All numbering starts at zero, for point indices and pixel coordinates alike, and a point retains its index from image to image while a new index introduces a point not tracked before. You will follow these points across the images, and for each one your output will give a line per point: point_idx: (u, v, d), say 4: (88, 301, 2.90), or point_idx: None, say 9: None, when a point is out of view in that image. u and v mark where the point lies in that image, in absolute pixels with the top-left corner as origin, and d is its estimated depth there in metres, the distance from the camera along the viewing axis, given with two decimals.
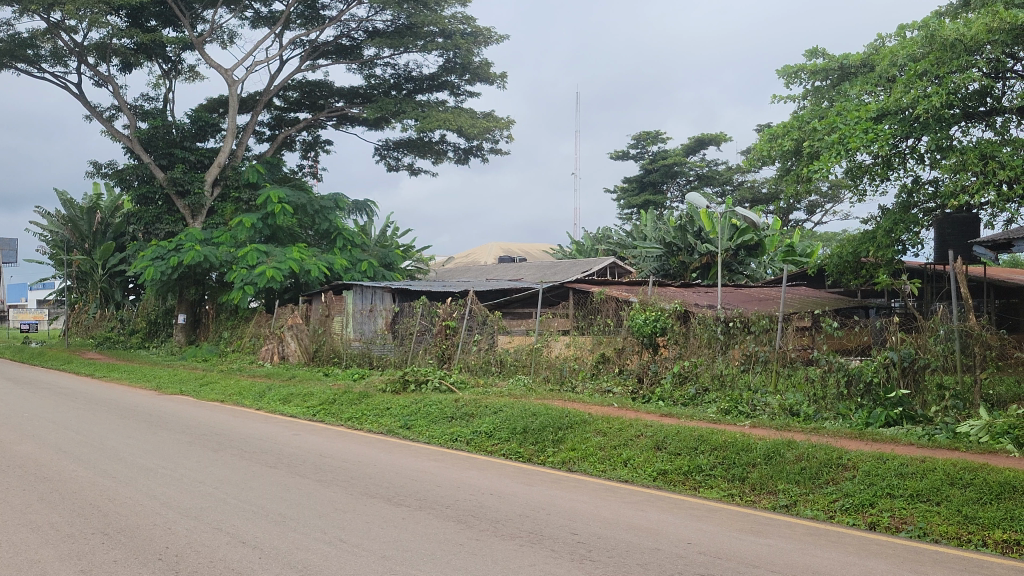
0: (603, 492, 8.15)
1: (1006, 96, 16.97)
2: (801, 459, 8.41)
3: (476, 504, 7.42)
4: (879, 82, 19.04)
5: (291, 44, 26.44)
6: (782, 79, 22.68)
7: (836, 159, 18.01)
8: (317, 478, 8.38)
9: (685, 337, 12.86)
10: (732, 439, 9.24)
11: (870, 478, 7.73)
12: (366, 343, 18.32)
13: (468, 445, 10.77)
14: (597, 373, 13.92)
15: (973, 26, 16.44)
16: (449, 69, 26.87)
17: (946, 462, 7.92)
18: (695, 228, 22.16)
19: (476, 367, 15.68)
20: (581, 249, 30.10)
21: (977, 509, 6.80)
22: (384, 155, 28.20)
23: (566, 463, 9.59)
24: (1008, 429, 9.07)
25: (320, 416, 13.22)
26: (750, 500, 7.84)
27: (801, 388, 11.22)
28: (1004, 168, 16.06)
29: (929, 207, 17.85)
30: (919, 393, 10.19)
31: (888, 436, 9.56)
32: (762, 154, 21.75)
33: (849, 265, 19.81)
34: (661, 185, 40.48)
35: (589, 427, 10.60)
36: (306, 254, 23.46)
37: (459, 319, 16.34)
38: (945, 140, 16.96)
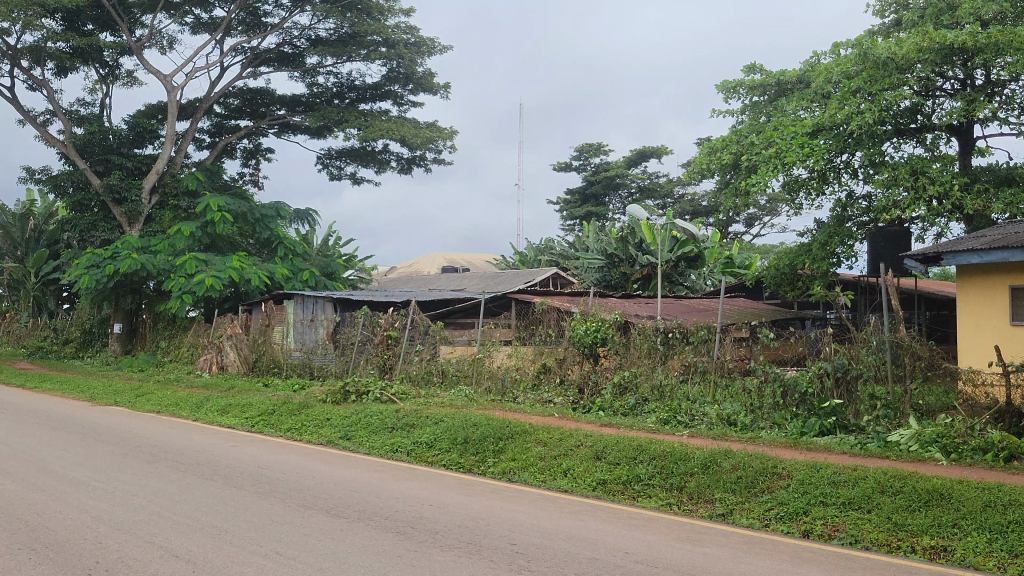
0: (543, 502, 8.17)
1: (936, 113, 17.49)
2: (736, 469, 8.53)
3: (415, 515, 7.38)
4: (815, 97, 19.37)
5: (231, 50, 26.13)
6: (721, 94, 23.06)
7: (773, 172, 18.32)
8: (254, 491, 8.25)
9: (625, 348, 13.02)
10: (670, 450, 9.35)
11: (803, 487, 7.86)
12: (307, 353, 18.17)
13: (408, 456, 10.72)
14: (538, 383, 13.97)
15: (905, 45, 16.88)
16: (392, 79, 26.78)
17: (877, 471, 8.11)
18: (636, 240, 22.35)
19: (418, 378, 15.60)
20: (524, 259, 30.14)
21: (906, 517, 6.96)
22: (326, 164, 28.00)
23: (507, 473, 9.59)
24: (936, 439, 9.32)
25: (259, 428, 13.05)
26: (687, 509, 7.92)
27: (737, 399, 11.40)
28: (933, 184, 16.56)
29: (863, 220, 18.40)
30: (852, 404, 10.38)
31: (821, 445, 9.75)
32: (701, 167, 22.05)
33: (786, 277, 20.12)
34: (603, 197, 40.77)
35: (529, 437, 10.62)
36: (246, 263, 23.17)
37: (401, 329, 16.31)
38: (877, 156, 17.44)
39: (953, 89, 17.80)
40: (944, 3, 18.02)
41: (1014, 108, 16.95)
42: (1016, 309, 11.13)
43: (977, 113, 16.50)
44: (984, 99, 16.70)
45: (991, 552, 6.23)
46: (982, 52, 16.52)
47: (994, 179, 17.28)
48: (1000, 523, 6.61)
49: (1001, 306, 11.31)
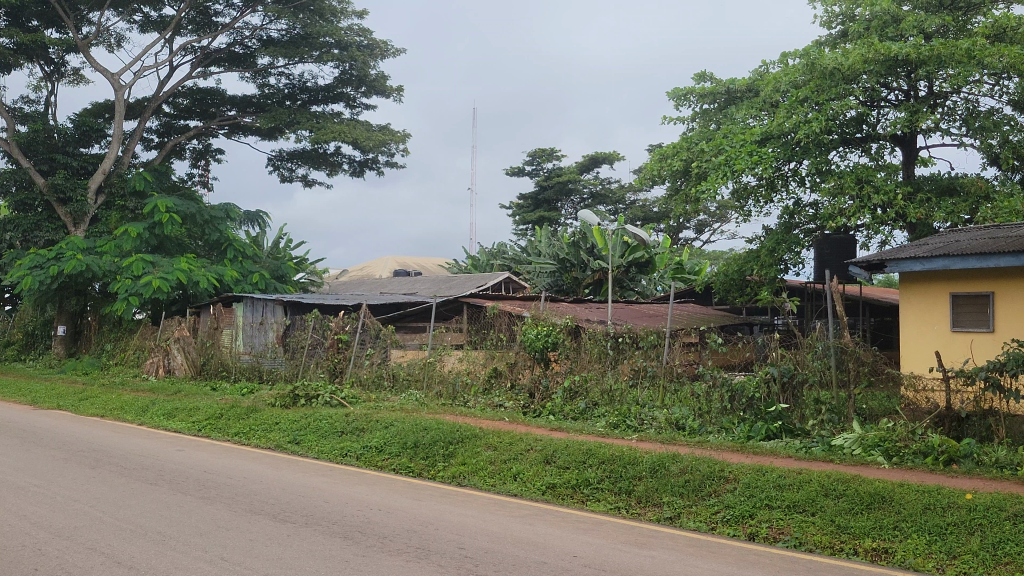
0: (491, 506, 8.18)
1: (881, 123, 17.83)
2: (684, 472, 8.61)
3: (363, 520, 7.34)
4: (763, 106, 19.62)
5: (181, 50, 25.78)
6: (672, 101, 23.29)
7: (723, 180, 18.52)
8: (200, 495, 8.15)
9: (576, 353, 13.08)
10: (620, 454, 9.40)
11: (749, 491, 7.95)
12: (257, 357, 17.98)
13: (357, 460, 10.68)
14: (489, 388, 13.97)
15: (851, 56, 17.18)
16: (344, 81, 26.60)
17: (821, 474, 8.23)
18: (588, 245, 22.40)
19: (368, 382, 15.55)
20: (476, 263, 30.13)
21: (849, 519, 7.08)
22: (277, 165, 27.74)
23: (456, 478, 9.58)
24: (878, 442, 9.47)
25: (205, 432, 12.89)
26: (636, 513, 7.99)
27: (686, 403, 11.49)
28: (878, 193, 16.89)
29: (809, 228, 18.73)
30: (797, 408, 10.54)
31: (768, 449, 9.87)
32: (652, 173, 22.24)
33: (735, 283, 20.34)
34: (555, 202, 40.92)
35: (480, 442, 10.61)
36: (195, 265, 22.88)
37: (351, 333, 16.19)
38: (824, 164, 17.75)
39: (897, 100, 18.16)
40: (889, 15, 18.33)
41: (956, 119, 17.35)
42: (956, 316, 11.39)
43: (920, 123, 16.85)
44: (926, 110, 17.07)
45: (930, 553, 6.38)
46: (925, 64, 16.90)
47: (936, 188, 17.67)
48: (939, 525, 6.76)
49: (943, 312, 11.58)
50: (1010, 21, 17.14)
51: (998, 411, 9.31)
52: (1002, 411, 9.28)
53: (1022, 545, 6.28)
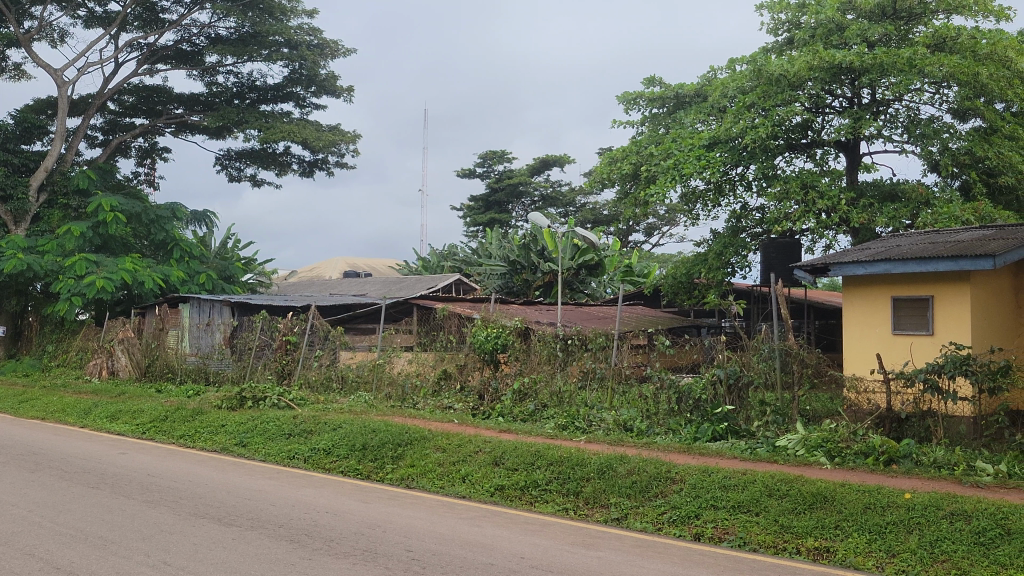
0: (440, 508, 8.17)
1: (825, 130, 18.15)
2: (632, 473, 8.66)
3: (310, 523, 7.29)
4: (711, 111, 19.85)
5: (127, 46, 25.35)
6: (621, 105, 23.47)
7: (671, 183, 18.69)
8: (143, 499, 8.03)
9: (525, 354, 13.14)
10: (568, 455, 9.44)
11: (695, 491, 8.05)
12: (203, 358, 17.73)
13: (305, 463, 10.61)
14: (438, 390, 13.95)
15: (796, 63, 17.46)
16: (294, 81, 26.36)
17: (764, 475, 8.35)
18: (538, 247, 22.47)
19: (317, 383, 15.44)
20: (426, 265, 30.00)
21: (792, 519, 7.19)
22: (225, 165, 27.43)
23: (405, 480, 9.56)
24: (821, 443, 9.65)
25: (150, 434, 12.70)
26: (583, 514, 8.03)
27: (634, 405, 11.59)
28: (822, 198, 17.18)
29: (756, 232, 19.02)
30: (743, 409, 10.68)
31: (713, 450, 10.00)
32: (602, 176, 22.38)
33: (682, 286, 20.54)
34: (506, 204, 40.98)
35: (428, 443, 10.59)
36: (139, 265, 22.49)
37: (300, 334, 16.04)
38: (770, 169, 18.01)
39: (841, 107, 18.50)
40: (833, 23, 18.67)
41: (898, 126, 17.70)
42: (898, 319, 11.62)
43: (863, 130, 17.18)
44: (869, 117, 17.40)
45: (871, 552, 6.50)
46: (868, 72, 17.21)
47: (879, 194, 18.03)
48: (878, 524, 6.90)
49: (884, 315, 11.81)
50: (949, 31, 17.56)
51: (936, 412, 9.49)
52: (940, 412, 9.46)
53: (957, 543, 6.44)
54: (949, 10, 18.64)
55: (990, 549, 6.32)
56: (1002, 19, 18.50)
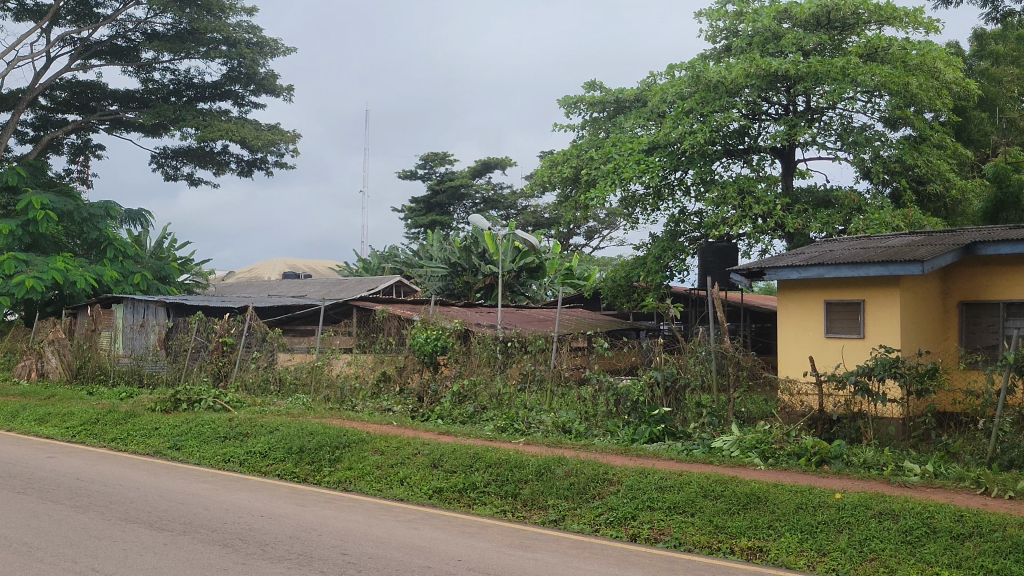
0: (377, 511, 8.12)
1: (761, 136, 18.46)
2: (569, 475, 8.71)
3: (244, 527, 7.19)
4: (650, 116, 20.04)
5: (59, 41, 24.77)
6: (562, 109, 23.61)
7: (611, 187, 18.82)
8: (71, 504, 7.83)
9: (465, 357, 13.14)
10: (506, 457, 9.46)
11: (632, 492, 8.12)
12: (136, 359, 17.38)
13: (240, 466, 10.46)
14: (378, 392, 13.89)
15: (734, 70, 17.74)
16: (232, 78, 26.00)
17: (699, 475, 8.47)
18: (479, 250, 22.47)
19: (254, 386, 15.26)
20: (367, 267, 29.79)
21: (726, 519, 7.29)
22: (161, 163, 26.95)
23: (342, 483, 9.48)
24: (755, 444, 9.81)
25: (80, 438, 12.41)
26: (521, 516, 8.06)
27: (573, 406, 11.66)
28: (759, 203, 17.48)
29: (694, 236, 19.24)
30: (679, 411, 10.80)
31: (650, 451, 10.09)
32: (543, 179, 22.47)
33: (622, 289, 20.69)
34: (447, 207, 40.91)
35: (366, 446, 10.51)
36: (71, 264, 21.97)
37: (237, 335, 15.81)
38: (708, 174, 18.31)
39: (777, 114, 18.85)
40: (770, 32, 19.00)
41: (832, 134, 18.05)
42: (830, 323, 11.85)
43: (799, 137, 17.50)
44: (804, 124, 17.74)
45: (802, 550, 6.62)
46: (803, 80, 17.59)
47: (813, 200, 18.37)
48: (810, 523, 7.03)
49: (817, 319, 12.03)
50: (881, 42, 17.94)
51: (866, 413, 9.71)
52: (870, 414, 9.68)
53: (886, 542, 6.59)
54: (880, 20, 19.02)
55: (917, 547, 6.48)
56: (931, 31, 18.96)
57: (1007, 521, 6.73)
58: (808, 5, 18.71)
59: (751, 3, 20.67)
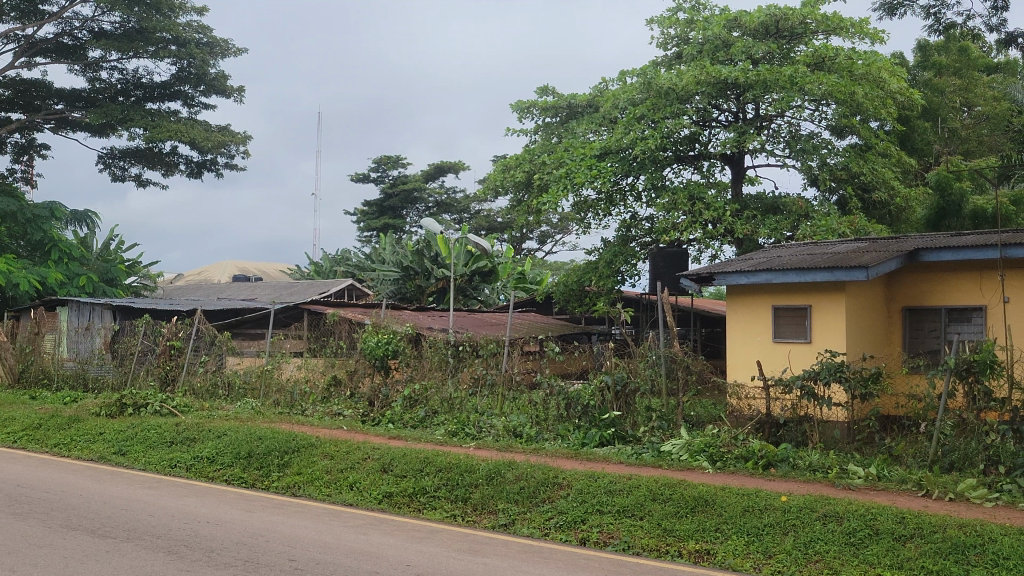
0: (326, 516, 8.05)
1: (712, 142, 18.68)
2: (519, 479, 8.71)
3: (190, 534, 7.08)
4: (602, 121, 20.16)
5: (2, 37, 24.27)
6: (515, 113, 23.67)
7: (563, 193, 18.89)
8: (10, 512, 7.65)
9: (416, 361, 13.12)
10: (456, 461, 9.44)
11: (582, 496, 8.15)
12: (81, 363, 17.06)
13: (186, 472, 10.32)
14: (328, 396, 13.80)
15: (684, 77, 17.93)
16: (182, 79, 25.68)
17: (648, 479, 8.53)
18: (431, 253, 22.41)
19: (202, 390, 15.07)
20: (319, 270, 29.58)
21: (674, 523, 7.35)
22: (108, 163, 26.51)
23: (291, 488, 9.39)
24: (704, 448, 9.90)
25: (21, 444, 12.15)
26: (471, 520, 8.05)
27: (524, 411, 11.69)
28: (709, 209, 17.68)
29: (645, 241, 19.39)
30: (629, 415, 10.85)
31: (600, 455, 10.15)
32: (496, 183, 22.48)
33: (574, 293, 20.76)
34: (400, 210, 40.74)
35: (316, 451, 10.41)
36: (14, 266, 21.54)
37: (185, 339, 15.59)
38: (659, 180, 18.47)
39: (727, 121, 19.07)
40: (720, 40, 19.21)
41: (781, 141, 18.31)
42: (778, 327, 11.99)
43: (748, 144, 17.73)
44: (753, 131, 17.97)
45: (748, 553, 6.69)
46: (753, 88, 17.82)
47: (762, 207, 18.61)
48: (756, 526, 7.11)
49: (765, 323, 12.16)
50: (828, 51, 18.21)
51: (812, 417, 9.85)
52: (816, 417, 9.82)
53: (830, 544, 6.68)
54: (828, 30, 19.30)
55: (860, 549, 6.58)
56: (876, 41, 19.30)
57: (947, 522, 6.87)
58: (757, 14, 18.96)
59: (702, 12, 20.88)
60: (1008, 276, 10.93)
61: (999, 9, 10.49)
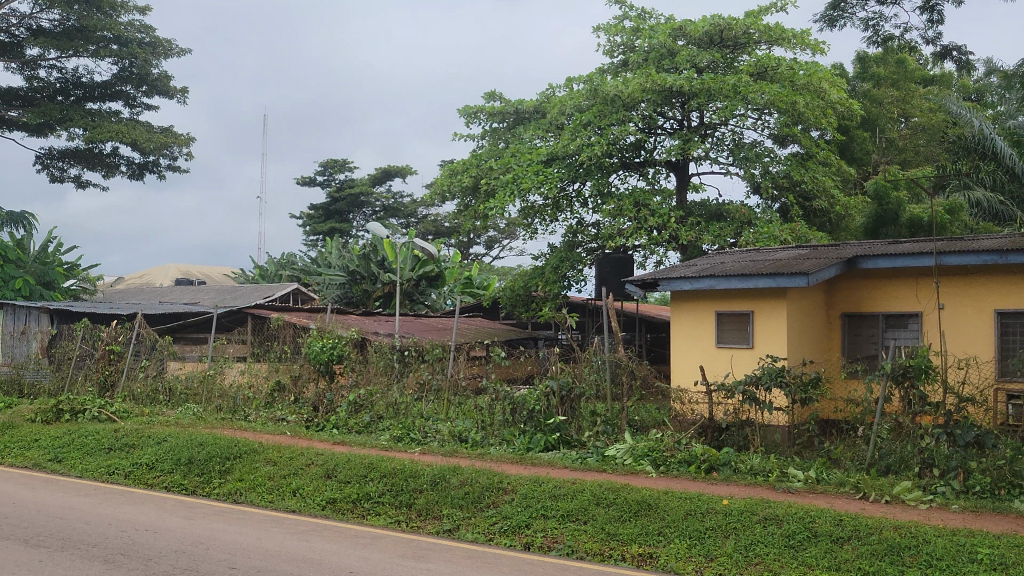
0: (268, 523, 7.97)
1: (656, 150, 18.88)
2: (464, 484, 8.69)
3: (127, 542, 6.96)
4: (549, 127, 20.23)
5: None
6: (462, 118, 23.66)
7: (510, 198, 18.92)
8: None
9: (362, 365, 13.03)
10: (400, 467, 9.39)
11: (526, 501, 8.16)
12: (16, 368, 16.65)
13: (124, 479, 10.13)
14: (271, 402, 13.65)
15: (630, 85, 18.08)
16: (123, 79, 25.23)
17: (592, 483, 8.57)
18: (378, 258, 22.33)
19: (142, 396, 14.82)
20: (263, 274, 29.25)
21: (618, 527, 7.39)
22: (46, 164, 25.92)
23: (232, 496, 9.27)
24: (648, 452, 9.99)
25: None
26: (415, 526, 8.01)
27: (470, 416, 11.67)
28: (653, 216, 17.88)
29: (591, 247, 19.54)
30: (574, 419, 10.90)
31: (545, 460, 10.19)
32: (443, 188, 22.44)
33: (520, 298, 20.79)
34: (346, 214, 40.45)
35: (258, 457, 10.29)
36: None
37: (125, 344, 15.31)
38: (605, 186, 18.64)
39: (672, 129, 19.28)
40: (665, 48, 19.38)
41: (724, 149, 18.54)
42: (721, 333, 12.14)
43: (692, 151, 17.93)
44: (697, 139, 18.18)
45: (690, 556, 6.76)
46: (697, 96, 18.06)
47: (706, 214, 18.85)
48: (698, 530, 7.17)
49: (708, 329, 12.30)
50: (771, 61, 18.48)
51: (753, 421, 9.99)
52: (757, 421, 9.96)
53: (769, 547, 6.77)
54: (770, 41, 19.61)
55: (798, 551, 6.70)
56: (817, 52, 19.64)
57: (883, 524, 7.00)
58: (701, 24, 19.20)
59: (648, 20, 21.08)
60: (944, 284, 11.20)
61: (934, 22, 10.75)
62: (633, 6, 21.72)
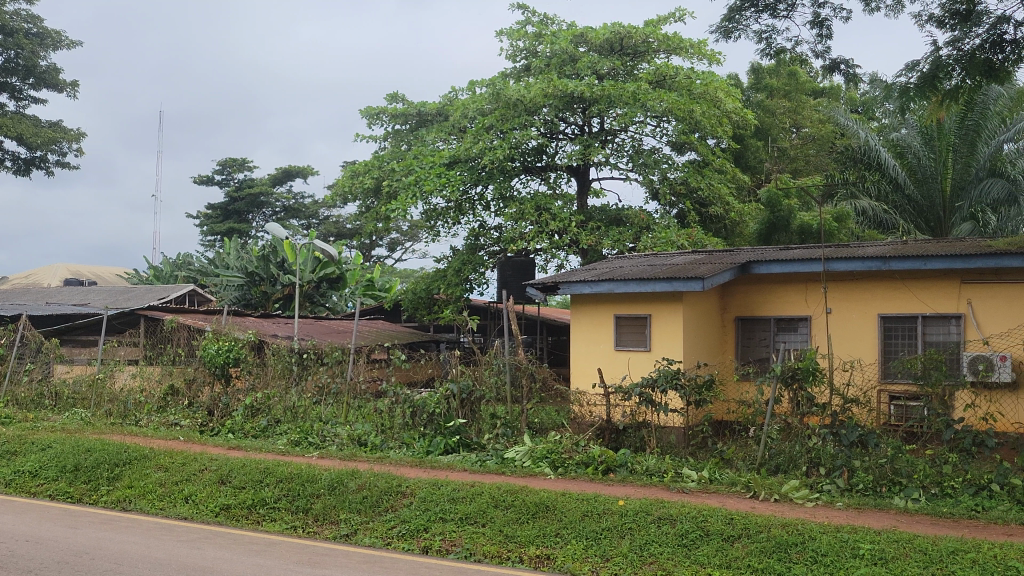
0: (157, 531, 7.73)
1: (558, 154, 19.10)
2: (362, 489, 8.60)
3: (5, 554, 6.67)
4: (451, 130, 20.21)
5: None
6: (364, 119, 23.50)
7: (412, 200, 18.80)
8: None
9: (259, 369, 12.83)
10: (297, 472, 9.25)
11: (425, 504, 8.14)
12: None
13: (6, 488, 9.71)
14: (164, 406, 13.29)
15: (532, 90, 18.25)
16: (9, 70, 24.19)
17: (490, 486, 8.59)
18: (277, 260, 22.12)
19: (27, 401, 14.26)
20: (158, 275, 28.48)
21: (515, 529, 7.42)
22: None
23: (121, 504, 8.97)
24: (546, 454, 10.06)
25: None
26: (312, 532, 7.90)
27: (369, 419, 11.58)
28: (554, 220, 18.09)
29: (493, 250, 19.70)
30: (474, 422, 10.91)
31: (445, 463, 10.17)
32: (344, 189, 22.21)
33: (423, 301, 20.68)
34: (245, 214, 39.61)
35: (149, 462, 9.99)
36: None
37: (8, 346, 14.88)
38: (506, 190, 18.78)
39: (573, 134, 19.50)
40: (566, 54, 19.60)
41: (624, 155, 18.84)
42: (619, 336, 12.31)
43: (593, 156, 18.17)
44: (597, 145, 18.43)
45: (586, 556, 6.84)
46: (597, 102, 18.29)
47: (606, 219, 19.14)
48: (594, 531, 7.26)
49: (607, 332, 12.46)
50: (669, 70, 18.84)
51: (649, 423, 10.16)
52: (653, 423, 10.13)
53: (663, 546, 6.90)
54: (669, 50, 20.01)
55: (691, 549, 6.83)
56: (713, 62, 20.14)
57: (772, 523, 7.19)
58: (603, 31, 19.50)
59: (549, 26, 21.30)
60: (831, 289, 11.61)
61: (824, 36, 11.14)
62: (536, 11, 21.92)
